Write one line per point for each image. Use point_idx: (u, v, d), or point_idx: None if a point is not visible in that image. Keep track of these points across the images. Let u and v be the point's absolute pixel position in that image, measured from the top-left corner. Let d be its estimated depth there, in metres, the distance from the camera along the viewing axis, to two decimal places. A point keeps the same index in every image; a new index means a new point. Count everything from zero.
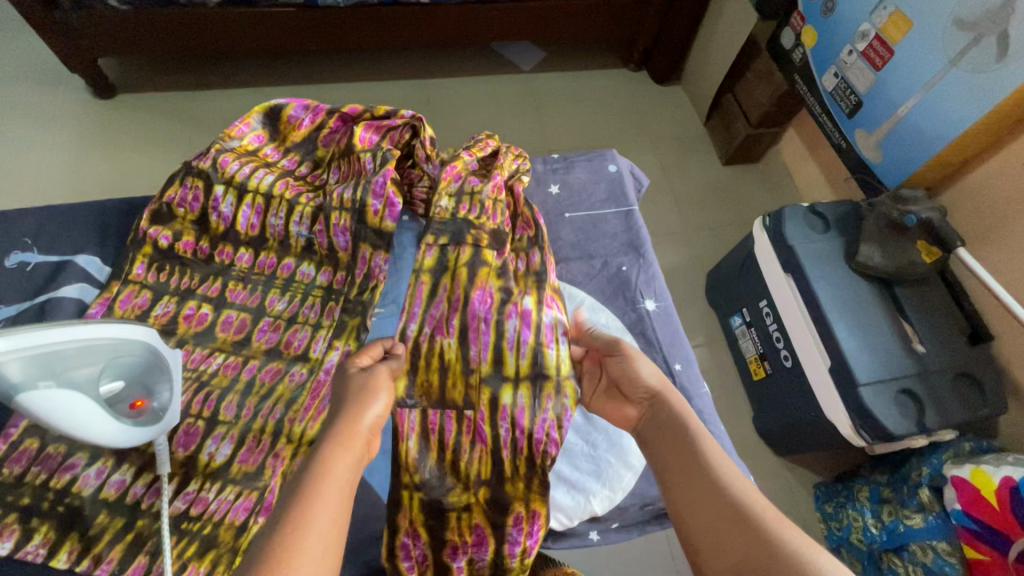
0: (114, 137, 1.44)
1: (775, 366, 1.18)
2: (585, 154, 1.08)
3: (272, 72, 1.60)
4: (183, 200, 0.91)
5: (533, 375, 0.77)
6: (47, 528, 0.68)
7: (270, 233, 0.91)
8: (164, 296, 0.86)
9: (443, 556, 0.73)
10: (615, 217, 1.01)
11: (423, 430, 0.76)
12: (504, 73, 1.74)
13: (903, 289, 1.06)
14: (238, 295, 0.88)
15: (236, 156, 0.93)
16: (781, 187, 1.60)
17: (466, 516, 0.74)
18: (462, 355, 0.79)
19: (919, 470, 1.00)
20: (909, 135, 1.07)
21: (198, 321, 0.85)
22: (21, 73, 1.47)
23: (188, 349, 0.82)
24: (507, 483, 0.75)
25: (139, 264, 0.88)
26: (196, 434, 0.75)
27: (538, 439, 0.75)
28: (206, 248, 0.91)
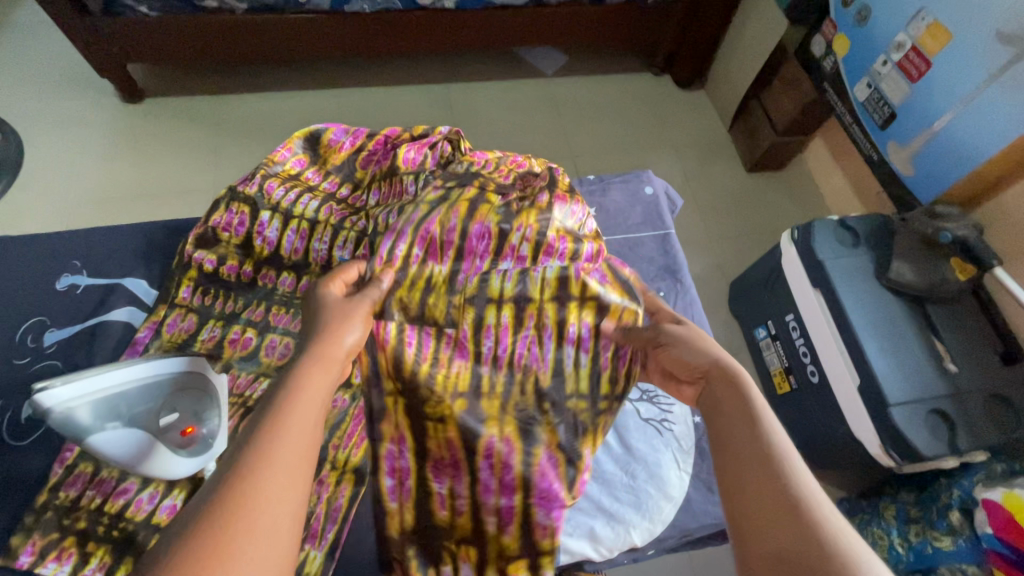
0: (142, 141, 1.45)
1: (802, 381, 1.16)
2: (621, 176, 1.08)
3: (296, 76, 1.61)
4: (228, 224, 0.92)
5: (517, 299, 0.79)
6: (103, 552, 0.69)
7: (313, 257, 0.91)
8: (209, 320, 0.88)
9: (426, 473, 0.75)
10: (652, 240, 1.01)
11: (401, 342, 0.76)
12: (526, 78, 1.73)
13: (935, 307, 1.04)
14: (281, 320, 0.89)
15: (281, 181, 0.95)
16: (807, 194, 1.58)
17: (441, 429, 0.75)
18: (449, 279, 0.80)
19: (949, 491, 0.99)
20: (946, 149, 1.05)
21: (242, 346, 0.86)
22: (53, 76, 1.49)
23: (233, 374, 0.83)
24: (484, 401, 0.76)
25: (185, 288, 0.90)
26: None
27: (519, 356, 0.78)
28: (249, 272, 0.92)
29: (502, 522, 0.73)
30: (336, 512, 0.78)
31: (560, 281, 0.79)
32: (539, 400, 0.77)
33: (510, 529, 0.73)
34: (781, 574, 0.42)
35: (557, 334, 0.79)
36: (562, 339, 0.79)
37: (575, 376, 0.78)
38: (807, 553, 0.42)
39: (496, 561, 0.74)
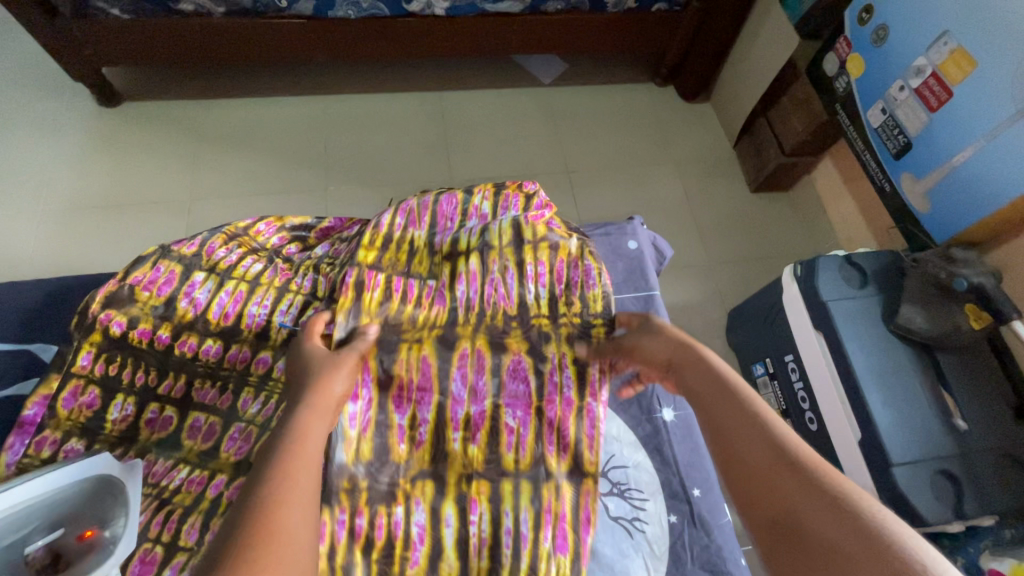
0: (118, 148, 1.39)
1: (799, 426, 1.10)
2: (604, 227, 1.00)
3: (282, 81, 1.54)
4: (151, 283, 0.83)
5: (482, 246, 0.87)
6: None
7: (248, 323, 0.84)
8: (116, 395, 0.79)
9: (388, 403, 0.76)
10: (633, 302, 0.93)
11: (388, 290, 0.84)
12: (522, 86, 1.65)
13: (946, 356, 0.97)
14: (206, 395, 0.82)
15: (225, 241, 0.89)
16: (814, 218, 1.50)
17: (415, 351, 0.79)
18: (428, 241, 0.91)
19: (952, 558, 0.91)
20: (965, 186, 0.97)
21: (161, 425, 0.79)
22: (28, 77, 1.44)
23: (150, 461, 0.77)
24: (459, 327, 0.82)
25: (84, 354, 0.79)
26: (153, 562, 0.68)
27: (488, 295, 0.83)
28: (165, 338, 0.82)
29: (471, 431, 0.76)
30: None
31: (514, 228, 0.87)
32: (508, 323, 0.82)
33: (476, 439, 0.76)
34: (780, 533, 0.47)
35: (519, 272, 0.84)
36: (522, 276, 0.84)
37: (535, 307, 0.82)
38: (804, 506, 0.47)
39: (459, 480, 0.74)
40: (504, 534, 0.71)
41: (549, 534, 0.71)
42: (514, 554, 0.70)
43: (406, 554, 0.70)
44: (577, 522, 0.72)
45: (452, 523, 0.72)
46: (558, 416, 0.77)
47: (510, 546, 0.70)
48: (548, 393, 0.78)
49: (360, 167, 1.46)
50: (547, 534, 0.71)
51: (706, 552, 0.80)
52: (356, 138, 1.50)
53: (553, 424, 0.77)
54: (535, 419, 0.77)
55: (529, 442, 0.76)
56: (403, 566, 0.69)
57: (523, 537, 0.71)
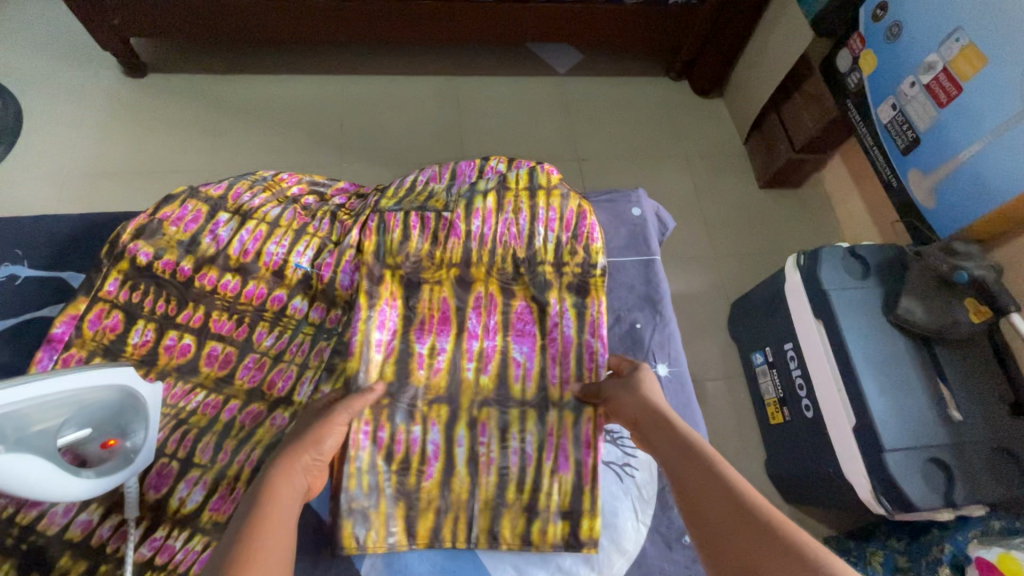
0: (141, 118, 1.43)
1: (796, 414, 1.11)
2: (608, 194, 1.02)
3: (302, 60, 1.58)
4: (179, 219, 0.86)
5: (499, 188, 0.88)
6: (8, 566, 0.68)
7: (265, 261, 0.86)
8: (139, 321, 0.84)
9: (410, 334, 0.83)
10: (635, 265, 0.95)
11: (406, 228, 0.86)
12: (537, 74, 1.68)
13: (944, 348, 0.98)
14: (222, 325, 0.85)
15: (250, 186, 0.92)
16: (820, 215, 1.51)
17: (436, 290, 0.86)
18: (446, 190, 0.91)
19: (940, 545, 0.94)
20: (972, 181, 0.98)
21: (180, 352, 0.83)
22: (56, 46, 1.48)
23: (170, 384, 0.81)
24: (473, 268, 0.86)
25: (112, 280, 0.84)
26: (169, 475, 0.74)
27: (500, 233, 0.85)
28: (187, 270, 0.85)
29: (484, 358, 0.83)
30: None
31: (530, 175, 0.89)
32: (516, 266, 0.85)
33: (487, 370, 0.82)
34: None
35: (531, 214, 0.86)
36: (533, 219, 0.86)
37: (543, 251, 0.85)
38: (763, 557, 0.48)
39: (469, 405, 0.81)
40: (511, 453, 0.78)
41: (551, 455, 0.78)
42: (520, 468, 0.77)
43: (422, 466, 0.77)
44: (577, 442, 0.78)
45: (463, 443, 0.78)
46: (561, 353, 0.83)
47: (516, 462, 0.78)
48: (550, 331, 0.84)
49: (374, 147, 1.49)
50: (550, 454, 0.78)
51: None
52: (371, 118, 1.53)
53: (555, 360, 0.83)
54: (542, 351, 0.83)
55: (534, 375, 0.82)
56: (418, 477, 0.76)
57: (528, 458, 0.78)
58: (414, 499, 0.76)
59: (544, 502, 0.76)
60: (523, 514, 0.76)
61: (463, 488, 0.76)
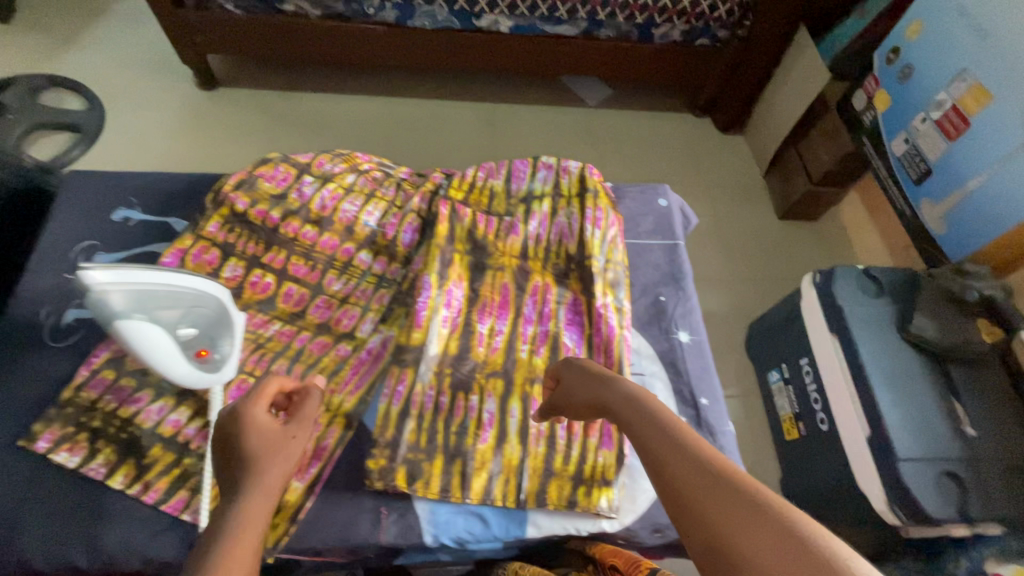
0: (209, 124, 1.58)
1: (810, 428, 1.13)
2: (637, 185, 1.02)
3: (356, 82, 1.73)
4: (271, 177, 0.92)
5: (555, 193, 0.94)
6: (109, 451, 0.74)
7: (340, 217, 0.93)
8: (231, 258, 0.88)
9: (473, 315, 0.85)
10: (660, 249, 0.95)
11: (474, 224, 0.92)
12: (569, 106, 1.80)
13: (957, 368, 1.01)
14: (299, 270, 0.89)
15: (331, 157, 0.97)
16: (837, 246, 1.57)
17: (499, 276, 0.89)
18: (506, 189, 0.95)
19: (957, 560, 0.93)
20: (979, 209, 1.04)
21: (262, 288, 0.87)
22: (141, 59, 1.65)
23: (251, 314, 0.86)
24: (530, 262, 0.91)
25: (214, 222, 0.89)
26: (247, 390, 0.79)
27: (554, 235, 0.91)
28: (275, 218, 0.90)
29: (536, 342, 0.84)
30: (323, 450, 0.75)
31: (580, 182, 0.93)
32: (568, 261, 0.90)
33: (541, 351, 0.83)
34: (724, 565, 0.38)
35: (583, 215, 0.91)
36: (582, 219, 0.91)
37: (591, 245, 0.88)
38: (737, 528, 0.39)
39: (524, 382, 0.81)
40: (559, 429, 0.78)
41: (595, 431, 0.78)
42: (566, 444, 0.77)
43: (478, 431, 0.77)
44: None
45: (515, 415, 0.78)
46: (606, 342, 0.83)
47: (564, 438, 0.78)
48: (596, 321, 0.84)
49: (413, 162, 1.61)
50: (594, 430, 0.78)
51: None
52: (413, 137, 1.66)
53: (601, 347, 0.82)
54: (589, 340, 0.84)
55: (583, 359, 0.83)
56: (475, 439, 0.76)
57: (575, 434, 0.77)
58: (468, 457, 0.75)
59: (590, 472, 0.75)
60: (569, 482, 0.75)
61: (514, 455, 0.76)
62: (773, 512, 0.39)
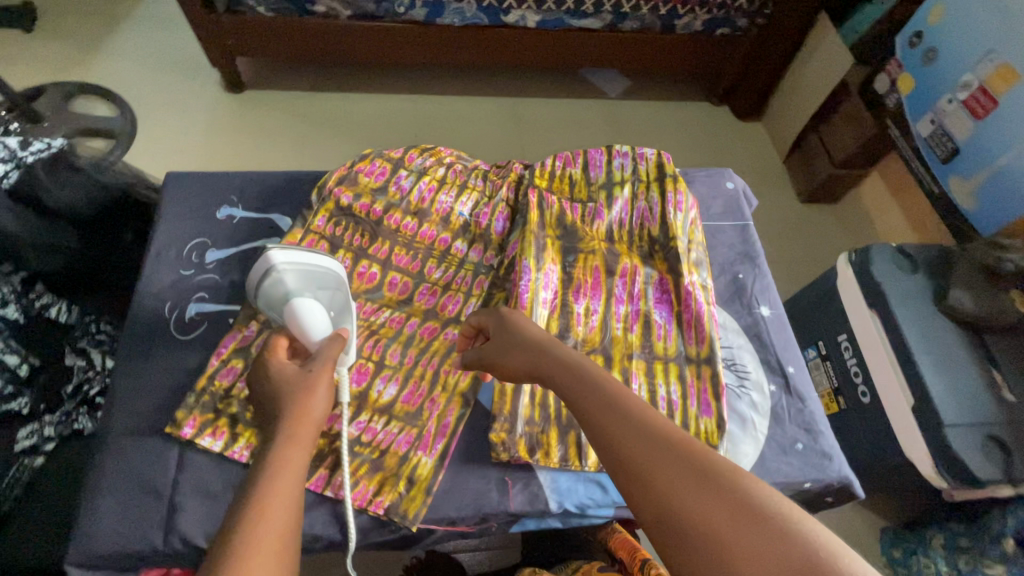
0: (239, 126, 1.60)
1: (851, 401, 1.18)
2: (703, 170, 1.04)
3: (382, 81, 1.75)
4: (370, 172, 0.96)
5: (634, 178, 0.95)
6: (250, 434, 0.76)
7: (437, 208, 0.95)
8: (339, 249, 0.90)
9: (569, 296, 0.86)
10: (732, 229, 0.97)
11: (563, 208, 0.93)
12: (590, 98, 1.83)
13: (993, 338, 1.05)
14: (402, 259, 0.91)
15: (420, 151, 1.00)
16: (860, 227, 1.61)
17: (588, 259, 0.89)
18: (585, 178, 0.96)
19: (1002, 520, 0.97)
20: (1010, 185, 1.08)
21: (369, 279, 0.89)
22: (168, 64, 1.66)
23: (361, 302, 0.87)
24: (616, 244, 0.92)
25: (321, 217, 0.91)
26: (367, 373, 0.81)
27: (636, 219, 0.92)
28: (378, 211, 0.93)
29: (628, 321, 0.85)
30: (445, 427, 0.78)
31: (658, 166, 0.94)
32: (653, 244, 0.91)
33: (634, 329, 0.84)
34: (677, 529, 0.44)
35: (664, 198, 0.93)
36: (663, 203, 0.92)
37: (674, 227, 0.90)
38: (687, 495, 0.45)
39: (621, 359, 0.82)
40: (659, 400, 0.79)
41: (694, 400, 0.79)
42: (668, 413, 0.77)
43: None
44: (718, 390, 0.79)
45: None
46: (696, 318, 0.84)
47: (665, 408, 0.78)
48: (684, 298, 0.85)
49: None
50: (693, 400, 0.78)
51: (801, 414, 0.81)
52: (441, 134, 1.68)
53: (691, 322, 0.84)
54: (679, 317, 0.85)
55: (675, 334, 0.84)
56: None
57: (675, 404, 0.78)
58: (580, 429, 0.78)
59: None
60: None
61: None
62: (712, 476, 0.45)
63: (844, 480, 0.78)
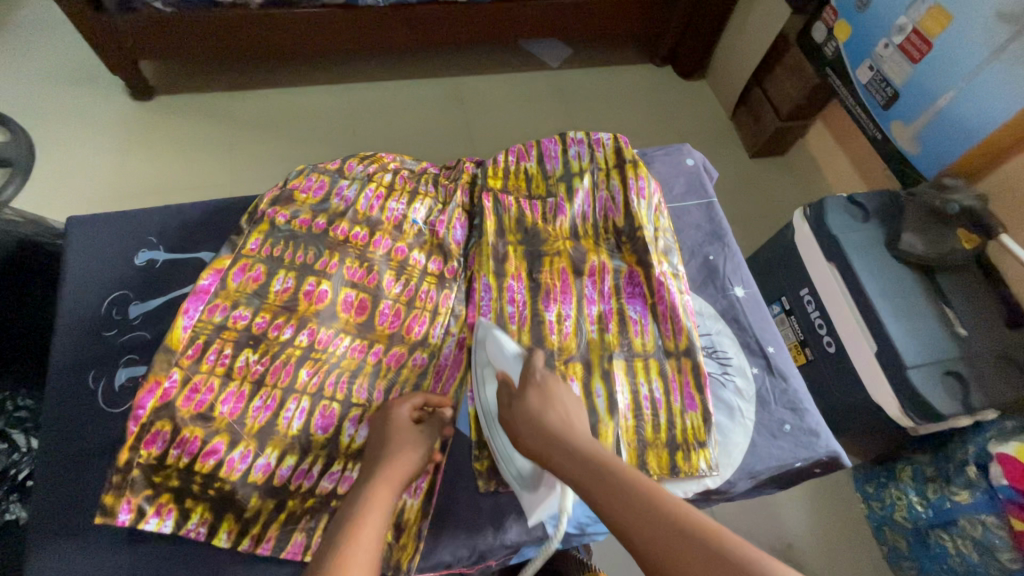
0: (154, 137, 1.45)
1: (817, 352, 1.21)
2: (662, 148, 1.02)
3: (309, 72, 1.62)
4: (306, 188, 0.89)
5: (594, 167, 0.92)
6: (202, 509, 0.71)
7: (388, 216, 0.88)
8: (280, 270, 0.80)
9: (539, 303, 0.83)
10: (697, 209, 0.96)
11: (521, 209, 0.90)
12: (531, 71, 1.75)
13: (943, 277, 1.09)
14: (355, 273, 0.83)
15: (361, 160, 0.95)
16: (810, 177, 1.63)
17: (554, 262, 0.87)
18: (540, 169, 0.94)
19: (965, 448, 1.03)
20: (949, 125, 1.11)
21: (319, 298, 0.80)
22: (61, 74, 1.48)
23: (314, 330, 0.78)
24: (583, 240, 0.90)
25: (254, 240, 0.82)
26: (334, 416, 0.75)
27: (599, 211, 0.90)
28: (322, 224, 0.85)
29: (603, 321, 0.83)
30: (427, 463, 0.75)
31: (616, 152, 0.93)
32: (618, 235, 0.89)
33: (610, 328, 0.82)
34: None
35: (625, 186, 0.90)
36: (626, 190, 0.90)
37: (640, 215, 0.88)
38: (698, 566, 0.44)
39: (600, 359, 0.79)
40: (642, 400, 0.77)
41: (678, 395, 0.77)
42: (652, 413, 0.76)
43: None
44: (701, 382, 0.78)
45: (601, 394, 0.76)
46: (671, 310, 0.82)
47: (649, 408, 0.77)
48: (658, 290, 0.83)
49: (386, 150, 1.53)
50: (677, 396, 0.77)
51: (785, 394, 0.81)
52: (380, 125, 1.57)
53: (668, 315, 0.82)
54: (653, 309, 0.83)
55: (651, 329, 0.82)
56: None
57: (659, 403, 0.77)
58: None
59: (683, 438, 0.75)
60: (666, 451, 0.74)
61: (608, 432, 0.74)
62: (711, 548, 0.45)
63: (833, 456, 0.79)
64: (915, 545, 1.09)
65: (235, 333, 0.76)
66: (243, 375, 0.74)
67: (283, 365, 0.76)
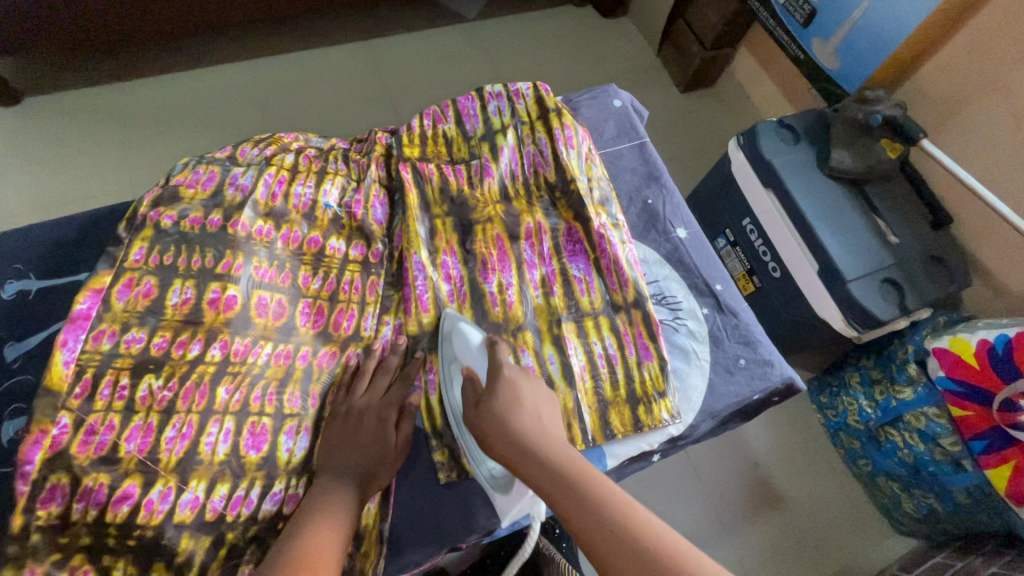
0: (31, 148, 1.29)
1: (764, 279, 1.23)
2: (587, 92, 0.98)
3: (200, 53, 1.46)
4: (194, 181, 0.80)
5: (516, 122, 0.88)
6: (124, 563, 0.63)
7: (295, 203, 0.82)
8: (175, 280, 0.73)
9: (477, 276, 0.80)
10: (631, 151, 0.93)
11: (443, 176, 0.85)
12: (448, 25, 1.65)
13: (872, 188, 1.13)
14: (264, 273, 0.77)
15: (255, 143, 0.88)
16: (740, 104, 1.63)
17: (487, 229, 0.83)
18: (461, 131, 0.89)
19: (905, 348, 1.09)
20: (865, 37, 1.12)
21: (227, 304, 0.73)
22: None
23: (226, 341, 0.72)
24: (516, 201, 0.86)
25: (137, 248, 0.73)
26: (265, 433, 0.70)
27: (528, 167, 0.86)
28: (218, 220, 0.77)
29: (546, 283, 0.81)
30: None
31: (538, 103, 0.88)
32: (551, 191, 0.86)
33: (555, 291, 0.80)
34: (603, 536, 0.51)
35: (551, 138, 0.86)
36: (553, 143, 0.86)
37: (571, 167, 0.84)
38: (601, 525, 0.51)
39: (549, 325, 0.78)
40: (597, 358, 0.76)
41: (632, 347, 0.77)
42: (609, 370, 0.76)
43: None
44: (653, 330, 0.77)
45: (555, 360, 0.75)
46: (614, 265, 0.80)
47: (605, 365, 0.76)
48: (600, 244, 0.81)
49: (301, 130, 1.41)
50: (631, 348, 0.77)
51: (737, 329, 0.82)
52: (291, 102, 1.44)
53: (612, 268, 0.80)
54: (597, 265, 0.81)
55: (597, 285, 0.81)
56: None
57: (614, 358, 0.76)
58: None
59: (643, 390, 0.75)
60: (627, 406, 0.74)
61: (567, 397, 0.73)
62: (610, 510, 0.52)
63: (789, 381, 0.81)
64: (867, 443, 1.16)
65: (131, 359, 0.69)
66: (149, 405, 0.68)
67: (195, 386, 0.70)
